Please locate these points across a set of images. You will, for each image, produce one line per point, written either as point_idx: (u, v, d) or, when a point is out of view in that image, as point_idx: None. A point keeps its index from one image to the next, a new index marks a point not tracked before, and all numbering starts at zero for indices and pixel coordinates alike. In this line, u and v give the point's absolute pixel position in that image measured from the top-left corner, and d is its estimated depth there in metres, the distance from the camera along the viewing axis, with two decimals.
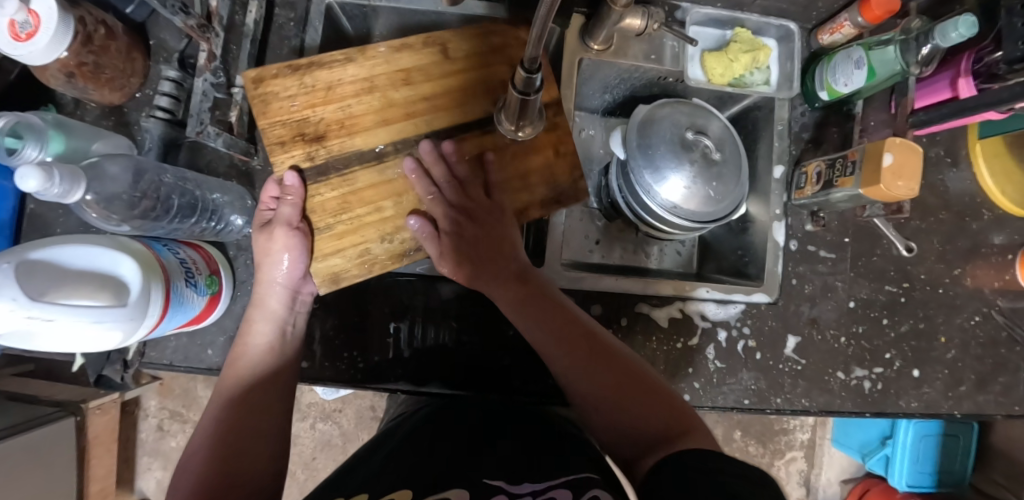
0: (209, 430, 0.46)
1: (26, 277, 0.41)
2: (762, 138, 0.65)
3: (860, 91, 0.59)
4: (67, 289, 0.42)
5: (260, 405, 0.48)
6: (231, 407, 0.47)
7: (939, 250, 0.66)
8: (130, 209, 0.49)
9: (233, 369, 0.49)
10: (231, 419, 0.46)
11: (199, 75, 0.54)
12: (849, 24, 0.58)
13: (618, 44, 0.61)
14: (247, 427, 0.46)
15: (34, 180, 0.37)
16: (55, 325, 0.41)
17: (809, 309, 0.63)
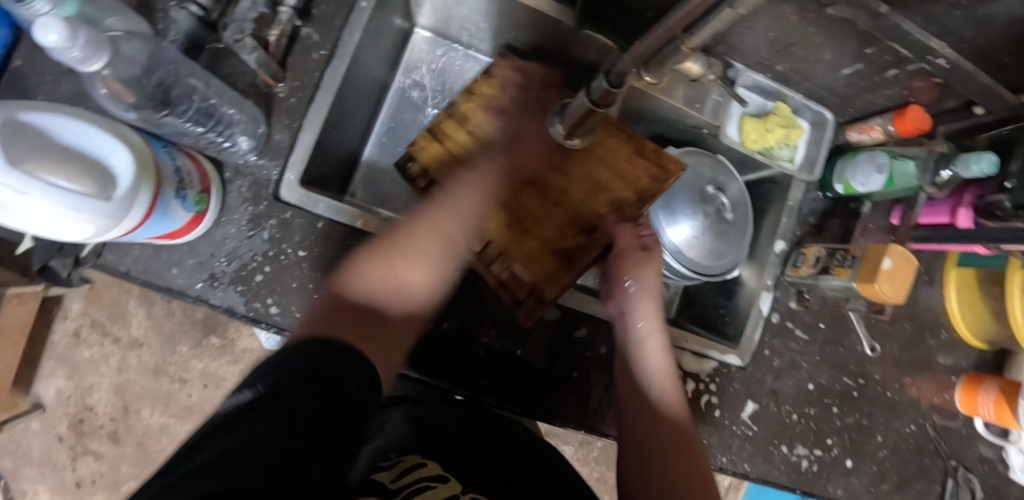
0: (425, 229, 0.48)
1: (7, 137, 0.36)
2: (772, 210, 0.68)
3: (874, 193, 0.62)
4: (47, 164, 0.38)
5: (444, 258, 0.48)
6: (415, 228, 0.48)
7: (896, 357, 0.70)
8: (145, 97, 0.47)
9: (471, 185, 0.52)
10: (424, 259, 0.47)
11: None
12: (880, 129, 0.61)
13: (669, 82, 0.61)
14: (414, 269, 0.47)
15: (56, 33, 0.35)
16: (24, 199, 0.37)
17: (773, 381, 0.66)
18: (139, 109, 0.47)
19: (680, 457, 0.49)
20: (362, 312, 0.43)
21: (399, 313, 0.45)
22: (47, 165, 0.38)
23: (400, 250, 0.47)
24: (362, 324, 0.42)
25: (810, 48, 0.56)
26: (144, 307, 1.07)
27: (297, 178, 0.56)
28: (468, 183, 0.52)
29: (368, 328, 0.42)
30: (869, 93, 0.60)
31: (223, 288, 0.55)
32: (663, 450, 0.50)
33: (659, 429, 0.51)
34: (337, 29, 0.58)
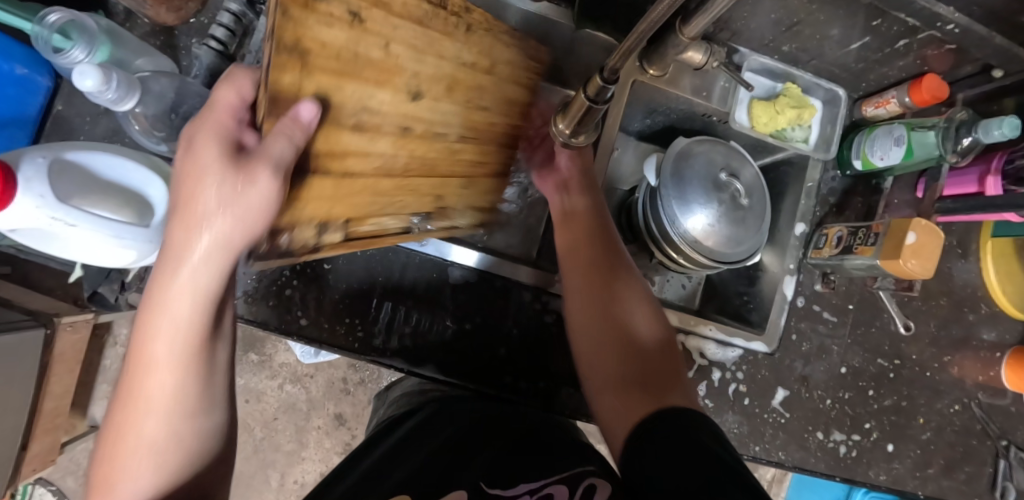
0: (129, 460, 0.36)
1: (55, 176, 0.40)
2: (789, 193, 0.66)
3: (894, 167, 0.60)
4: (90, 196, 0.41)
5: (182, 450, 0.37)
6: (123, 445, 0.36)
7: (934, 336, 0.68)
8: (173, 129, 0.51)
9: (157, 357, 0.35)
10: (156, 466, 0.36)
11: None
12: (896, 101, 0.59)
13: (674, 73, 0.62)
14: (135, 472, 0.36)
15: (92, 80, 0.38)
16: (74, 230, 0.40)
17: (803, 366, 0.65)
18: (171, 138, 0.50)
19: (605, 304, 0.53)
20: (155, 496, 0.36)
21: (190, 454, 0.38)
22: (92, 198, 0.41)
23: (107, 455, 0.36)
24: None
25: (816, 26, 0.56)
26: None
27: None
28: (151, 411, 0.36)
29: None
30: (882, 66, 0.59)
31: (256, 304, 0.56)
32: (598, 298, 0.53)
33: (586, 294, 0.54)
34: None
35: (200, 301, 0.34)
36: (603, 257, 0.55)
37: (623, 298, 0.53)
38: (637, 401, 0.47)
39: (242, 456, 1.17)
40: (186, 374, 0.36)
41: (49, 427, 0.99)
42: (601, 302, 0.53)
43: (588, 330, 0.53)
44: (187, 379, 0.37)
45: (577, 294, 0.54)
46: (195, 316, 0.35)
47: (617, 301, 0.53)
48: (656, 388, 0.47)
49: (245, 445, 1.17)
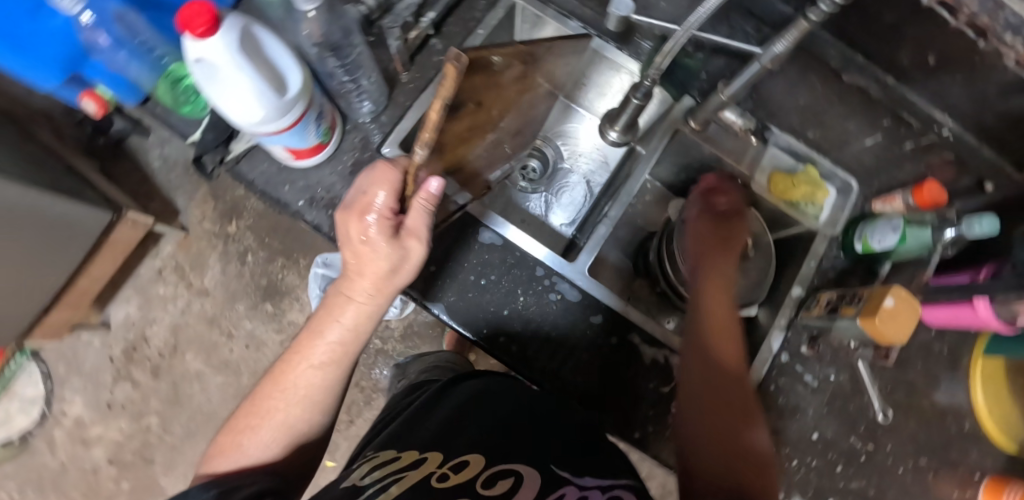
0: (289, 395, 0.52)
1: (245, 36, 0.51)
2: (794, 261, 0.73)
3: (891, 253, 0.66)
4: (255, 59, 0.52)
5: (316, 405, 0.53)
6: (289, 386, 0.52)
7: (913, 435, 0.69)
8: (319, 47, 0.61)
9: (329, 344, 0.52)
10: (299, 408, 0.52)
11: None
12: (900, 199, 0.67)
13: (712, 132, 0.72)
14: (288, 408, 0.52)
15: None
16: (236, 76, 0.50)
17: (776, 420, 0.67)
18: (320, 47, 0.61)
19: (717, 375, 0.54)
20: (295, 436, 0.52)
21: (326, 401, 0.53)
22: (256, 60, 0.52)
23: (278, 387, 0.52)
24: (296, 442, 0.53)
25: (835, 117, 0.67)
26: (221, 264, 1.29)
27: (391, 152, 0.69)
28: (317, 366, 0.52)
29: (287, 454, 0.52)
30: (893, 167, 0.68)
31: (318, 210, 0.68)
32: (707, 392, 0.53)
33: (694, 372, 0.54)
34: (457, 44, 0.73)
35: (367, 313, 0.52)
36: (739, 350, 0.56)
37: (738, 384, 0.54)
38: (723, 478, 0.46)
39: (222, 397, 1.26)
40: (344, 355, 0.53)
41: (72, 303, 1.12)
42: (710, 383, 0.53)
43: (690, 409, 0.52)
44: (342, 360, 0.53)
45: (685, 373, 0.55)
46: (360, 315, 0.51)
47: (737, 403, 0.52)
48: (752, 474, 0.47)
49: (229, 387, 1.26)
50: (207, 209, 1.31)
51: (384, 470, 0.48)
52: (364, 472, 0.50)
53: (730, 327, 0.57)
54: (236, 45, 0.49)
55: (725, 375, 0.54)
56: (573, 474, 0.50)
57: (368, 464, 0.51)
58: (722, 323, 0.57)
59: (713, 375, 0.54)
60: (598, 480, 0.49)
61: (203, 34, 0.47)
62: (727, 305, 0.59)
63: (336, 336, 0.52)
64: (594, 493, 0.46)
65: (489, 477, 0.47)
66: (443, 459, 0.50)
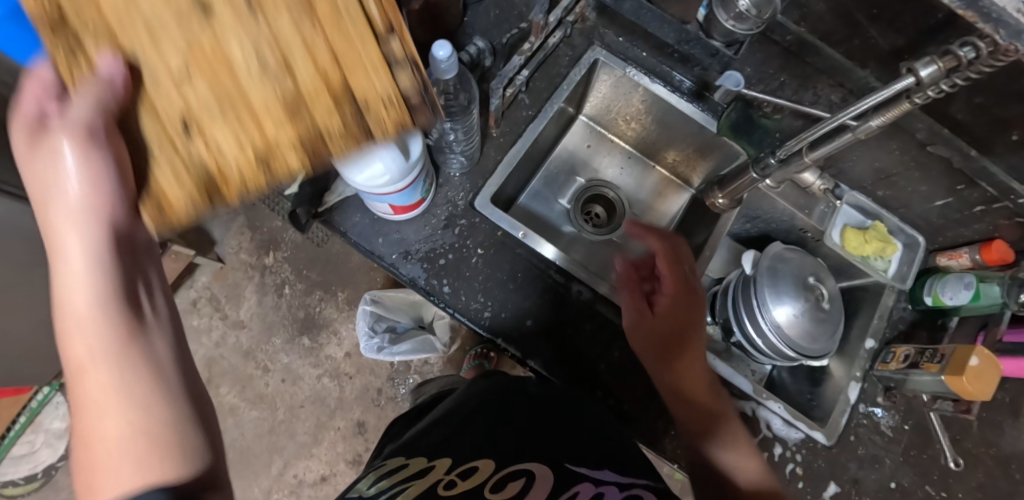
0: (80, 394, 0.36)
1: None
2: (862, 313, 0.77)
3: (961, 308, 0.71)
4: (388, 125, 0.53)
5: (140, 402, 0.36)
6: (85, 388, 0.36)
7: (983, 482, 0.71)
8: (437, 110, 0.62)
9: (63, 254, 0.37)
10: (130, 451, 0.34)
11: (517, 54, 0.69)
12: (968, 256, 0.71)
13: (785, 189, 0.76)
14: (110, 418, 0.35)
15: (445, 52, 0.50)
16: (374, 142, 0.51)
17: (856, 469, 0.70)
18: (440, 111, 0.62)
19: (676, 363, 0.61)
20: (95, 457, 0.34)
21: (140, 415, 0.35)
22: None
23: (87, 410, 0.35)
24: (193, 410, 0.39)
25: (910, 181, 0.70)
26: (257, 295, 1.28)
27: (483, 204, 0.70)
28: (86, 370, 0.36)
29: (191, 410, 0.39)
30: (961, 226, 0.72)
31: (412, 263, 0.68)
32: (672, 358, 0.61)
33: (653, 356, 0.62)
34: (544, 101, 0.76)
35: (93, 174, 0.36)
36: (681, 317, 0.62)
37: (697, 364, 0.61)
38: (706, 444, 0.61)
39: (255, 432, 1.23)
40: (122, 349, 0.37)
41: None
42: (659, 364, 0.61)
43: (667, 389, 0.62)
44: (113, 357, 0.36)
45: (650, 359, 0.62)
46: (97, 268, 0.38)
47: (693, 383, 0.61)
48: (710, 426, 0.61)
49: (263, 422, 1.24)
50: (244, 240, 1.30)
51: (393, 481, 0.52)
52: (371, 482, 0.54)
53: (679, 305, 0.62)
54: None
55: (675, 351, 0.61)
56: (587, 468, 0.52)
57: (381, 470, 0.56)
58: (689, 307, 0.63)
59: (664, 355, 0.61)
60: (616, 476, 0.52)
61: None
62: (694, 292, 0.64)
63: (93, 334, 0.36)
64: (611, 490, 0.49)
65: (499, 479, 0.50)
66: (452, 463, 0.53)
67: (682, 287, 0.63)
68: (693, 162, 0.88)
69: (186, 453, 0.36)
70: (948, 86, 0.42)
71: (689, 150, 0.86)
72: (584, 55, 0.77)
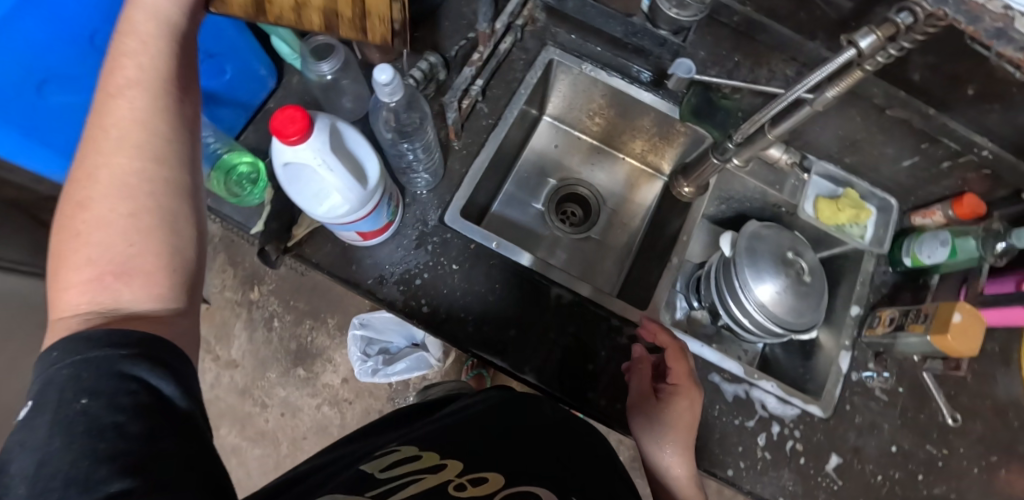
0: (103, 151, 0.40)
1: (329, 135, 0.51)
2: (845, 281, 0.77)
3: (940, 265, 0.71)
4: (342, 157, 0.52)
5: (156, 156, 0.41)
6: (96, 198, 0.39)
7: (982, 435, 0.71)
8: (391, 132, 0.62)
9: (119, 79, 0.42)
10: (118, 245, 0.39)
11: (467, 65, 0.69)
12: (941, 212, 0.71)
13: (753, 168, 0.76)
14: (104, 209, 0.39)
15: (387, 75, 0.50)
16: (328, 175, 0.50)
17: (856, 438, 0.69)
18: (394, 133, 0.62)
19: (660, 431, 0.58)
20: (109, 285, 0.38)
21: (137, 288, 0.39)
22: (342, 157, 0.52)
23: (79, 205, 0.40)
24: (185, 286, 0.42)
25: (875, 145, 0.70)
26: (247, 332, 1.27)
27: (453, 219, 0.70)
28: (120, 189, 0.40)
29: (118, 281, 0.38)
30: (931, 184, 0.72)
31: (388, 287, 0.67)
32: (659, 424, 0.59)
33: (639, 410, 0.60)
34: (502, 107, 0.75)
35: (150, 38, 0.44)
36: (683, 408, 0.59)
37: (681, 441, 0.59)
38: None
39: (261, 470, 1.22)
40: (145, 119, 0.41)
41: None
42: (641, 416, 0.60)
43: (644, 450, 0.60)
44: (151, 116, 0.42)
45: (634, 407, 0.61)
46: (152, 39, 0.44)
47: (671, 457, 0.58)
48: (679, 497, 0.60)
49: (268, 458, 1.23)
50: (227, 277, 1.29)
51: (398, 469, 0.42)
52: (382, 462, 0.43)
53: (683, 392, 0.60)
54: (326, 146, 0.49)
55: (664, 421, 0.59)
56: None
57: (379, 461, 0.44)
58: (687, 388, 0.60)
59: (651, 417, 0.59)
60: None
61: (298, 139, 0.47)
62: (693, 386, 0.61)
63: (115, 191, 0.40)
64: None
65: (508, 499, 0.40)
66: (465, 466, 0.44)
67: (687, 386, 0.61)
68: (660, 150, 0.88)
69: (172, 268, 0.41)
70: (888, 54, 0.43)
71: (654, 138, 0.86)
72: (538, 57, 0.77)
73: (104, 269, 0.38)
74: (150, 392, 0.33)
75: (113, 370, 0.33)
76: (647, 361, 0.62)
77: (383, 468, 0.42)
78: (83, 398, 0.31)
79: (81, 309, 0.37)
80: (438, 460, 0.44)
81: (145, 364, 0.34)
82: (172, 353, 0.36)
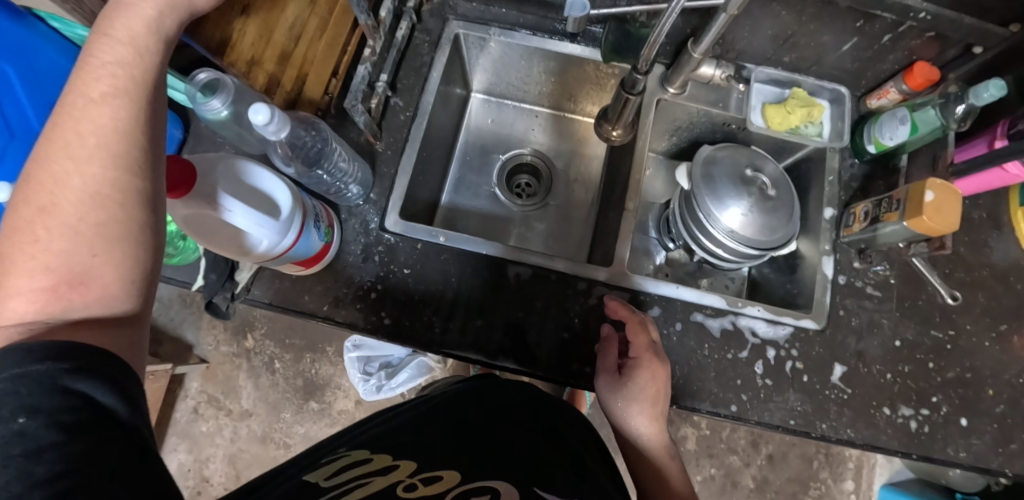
0: (68, 154, 0.35)
1: (223, 177, 0.49)
2: (813, 185, 0.73)
3: (904, 145, 0.66)
4: (244, 196, 0.50)
5: (133, 167, 0.36)
6: (54, 206, 0.34)
7: (986, 306, 0.68)
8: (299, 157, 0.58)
9: (98, 84, 0.36)
10: (78, 250, 0.35)
11: (361, 63, 0.66)
12: (895, 90, 0.67)
13: (692, 92, 0.72)
14: (68, 210, 0.34)
15: (264, 114, 0.47)
16: (231, 219, 0.48)
17: (857, 342, 0.67)
18: (299, 163, 0.59)
19: (625, 402, 0.59)
20: (66, 301, 0.34)
21: (101, 298, 0.36)
22: (244, 197, 0.50)
23: (36, 207, 0.34)
24: (146, 294, 0.39)
25: (809, 35, 0.66)
26: (251, 380, 1.26)
27: (395, 224, 0.68)
28: (81, 200, 0.35)
29: (79, 291, 0.35)
30: (877, 62, 0.67)
31: (346, 307, 0.65)
32: (622, 397, 0.59)
33: (603, 385, 0.60)
34: (418, 96, 0.72)
35: (141, 45, 0.39)
36: (652, 379, 0.58)
37: (647, 408, 0.58)
38: (647, 469, 0.61)
39: None
40: (125, 127, 0.36)
41: None
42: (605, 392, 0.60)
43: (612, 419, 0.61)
44: (133, 127, 0.37)
45: (600, 383, 0.60)
46: (144, 58, 0.38)
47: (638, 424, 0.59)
48: (650, 459, 0.61)
49: None
50: (218, 332, 1.28)
51: (342, 476, 0.41)
52: (327, 472, 0.42)
53: (652, 362, 0.59)
54: (217, 189, 0.47)
55: (629, 392, 0.58)
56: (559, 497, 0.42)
57: (327, 468, 0.43)
58: (653, 360, 0.59)
59: (614, 389, 0.59)
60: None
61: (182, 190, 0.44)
62: (658, 358, 0.59)
63: (74, 203, 0.35)
64: None
65: (461, 494, 0.39)
66: (418, 467, 0.43)
67: (653, 359, 0.59)
68: (595, 99, 0.84)
69: (129, 281, 0.37)
70: None
71: (584, 89, 0.82)
72: (441, 35, 0.74)
73: (56, 279, 0.34)
74: (92, 409, 0.30)
75: (55, 386, 0.29)
76: (613, 338, 0.62)
77: (337, 471, 0.42)
78: (21, 416, 0.28)
79: (26, 319, 0.33)
80: (390, 461, 0.43)
81: (91, 380, 0.31)
82: (123, 372, 0.33)
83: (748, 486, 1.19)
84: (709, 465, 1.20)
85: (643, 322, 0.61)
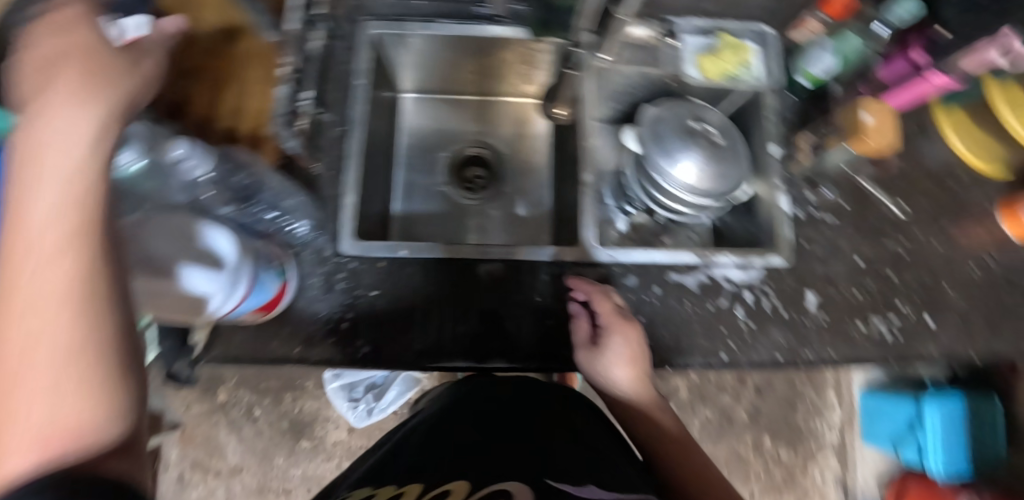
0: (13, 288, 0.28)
1: (148, 239, 0.45)
2: (755, 125, 0.75)
3: (833, 73, 0.69)
4: (176, 253, 0.46)
5: (95, 284, 0.30)
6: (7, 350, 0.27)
7: (930, 210, 0.72)
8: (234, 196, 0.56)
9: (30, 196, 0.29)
10: (51, 393, 0.27)
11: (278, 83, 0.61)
12: (814, 20, 0.69)
13: (625, 54, 0.72)
14: (31, 349, 0.27)
15: None
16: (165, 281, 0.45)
17: (823, 267, 0.69)
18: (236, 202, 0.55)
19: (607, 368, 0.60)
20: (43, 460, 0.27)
21: (86, 442, 0.28)
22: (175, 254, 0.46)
23: None
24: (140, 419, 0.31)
25: None
26: (234, 434, 1.20)
27: (352, 246, 0.64)
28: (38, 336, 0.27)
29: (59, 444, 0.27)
30: None
31: (319, 345, 0.61)
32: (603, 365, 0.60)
33: (584, 358, 0.61)
34: (347, 108, 0.68)
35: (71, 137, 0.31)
36: (625, 340, 0.60)
37: (629, 367, 0.60)
38: (644, 425, 0.63)
39: None
40: (79, 243, 0.29)
41: None
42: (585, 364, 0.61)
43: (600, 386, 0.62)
44: (86, 239, 0.30)
45: (580, 358, 0.61)
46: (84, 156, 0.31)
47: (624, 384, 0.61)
48: (643, 413, 0.63)
49: None
50: (186, 392, 1.20)
51: None
52: None
53: (620, 324, 0.61)
54: None
55: (608, 358, 0.60)
56: (572, 484, 0.41)
57: None
58: (620, 322, 0.61)
59: (593, 359, 0.60)
60: (602, 492, 0.40)
61: None
62: (626, 320, 0.61)
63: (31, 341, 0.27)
64: None
65: None
66: (424, 486, 0.42)
67: (621, 322, 0.61)
68: (527, 79, 0.83)
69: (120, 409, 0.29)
70: None
71: (516, 70, 0.81)
72: (358, 39, 0.70)
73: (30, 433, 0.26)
74: None
75: None
76: (582, 313, 0.63)
77: None
78: None
79: None
80: (395, 491, 0.42)
81: None
82: None
83: (742, 421, 1.25)
84: (704, 409, 1.24)
85: (605, 290, 0.63)
